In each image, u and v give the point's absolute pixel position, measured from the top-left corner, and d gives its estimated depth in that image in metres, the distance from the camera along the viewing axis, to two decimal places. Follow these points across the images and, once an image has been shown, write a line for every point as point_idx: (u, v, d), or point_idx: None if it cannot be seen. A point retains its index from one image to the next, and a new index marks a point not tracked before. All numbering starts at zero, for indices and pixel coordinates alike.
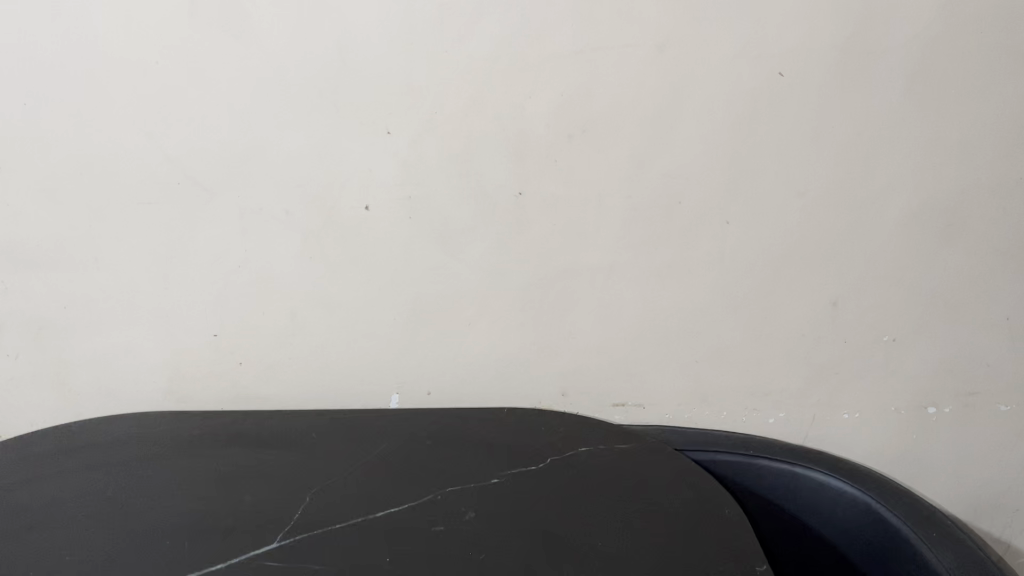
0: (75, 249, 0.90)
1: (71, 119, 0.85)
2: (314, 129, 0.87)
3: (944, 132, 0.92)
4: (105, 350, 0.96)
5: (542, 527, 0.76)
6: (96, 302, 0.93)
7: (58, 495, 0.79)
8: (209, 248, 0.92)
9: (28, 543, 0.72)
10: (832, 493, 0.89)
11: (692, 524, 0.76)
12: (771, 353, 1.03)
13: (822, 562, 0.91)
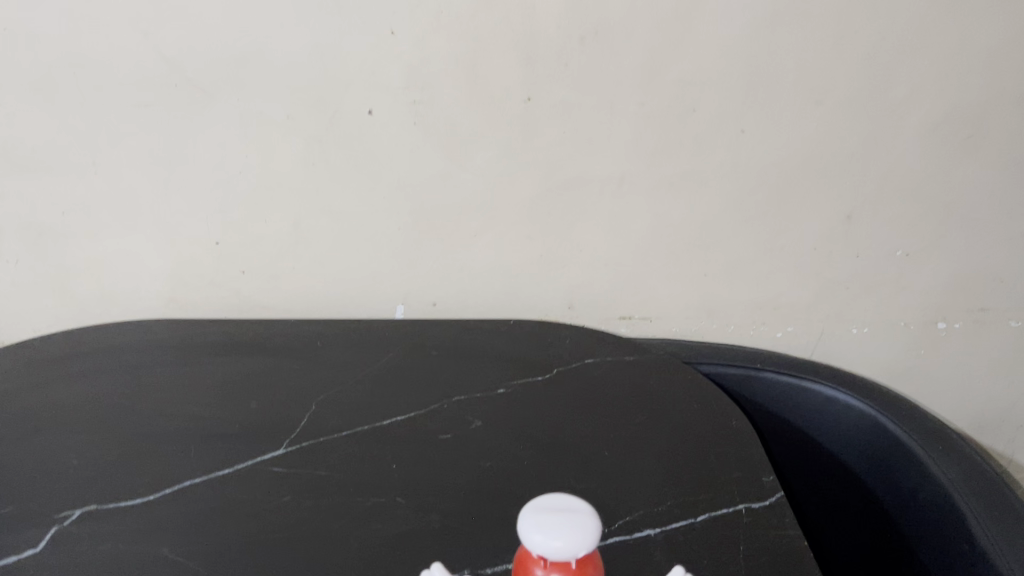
0: (72, 153, 0.88)
1: (62, 15, 0.80)
2: (314, 30, 0.83)
3: (972, 37, 0.88)
4: (106, 256, 0.95)
5: (547, 437, 0.76)
6: (95, 208, 0.92)
7: (64, 401, 0.79)
8: (208, 153, 0.89)
9: (36, 447, 0.73)
10: (838, 406, 0.88)
11: (697, 436, 0.76)
12: (781, 266, 1.02)
13: (824, 473, 0.92)
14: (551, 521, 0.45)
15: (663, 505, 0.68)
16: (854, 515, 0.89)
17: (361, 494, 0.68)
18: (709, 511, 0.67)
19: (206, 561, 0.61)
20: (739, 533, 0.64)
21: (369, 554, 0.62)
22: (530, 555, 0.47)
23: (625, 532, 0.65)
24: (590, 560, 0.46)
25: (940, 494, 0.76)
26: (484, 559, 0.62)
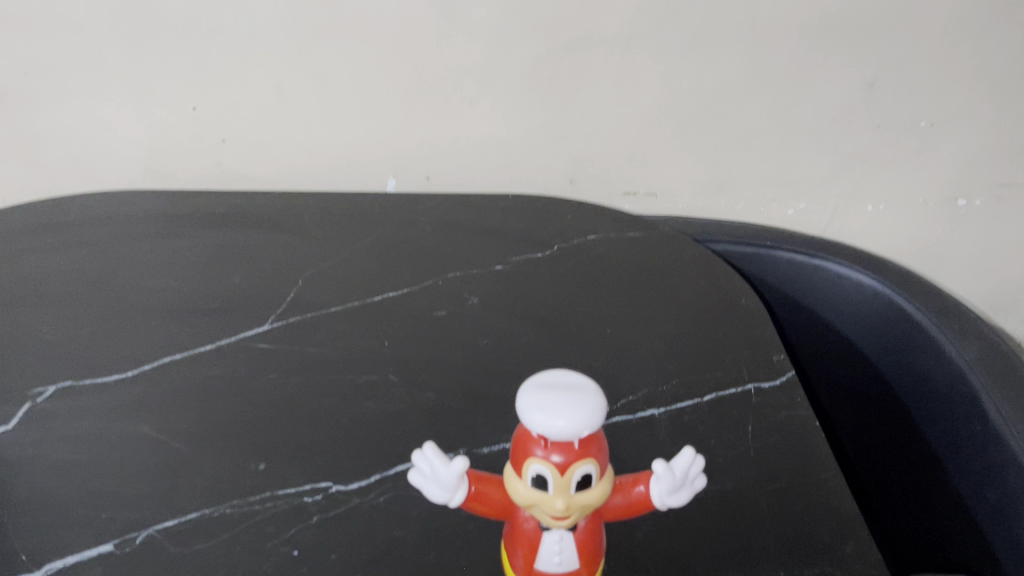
0: (29, 6, 0.81)
1: None
2: None
3: None
4: (76, 122, 0.89)
5: (547, 314, 0.72)
6: (59, 68, 0.85)
7: (36, 273, 0.75)
8: (179, 8, 0.82)
9: (7, 321, 0.69)
10: (848, 283, 0.83)
11: (705, 314, 0.73)
12: (797, 138, 0.96)
13: (827, 350, 0.88)
14: (553, 398, 0.41)
15: (668, 385, 0.65)
16: (857, 391, 0.86)
17: (351, 372, 0.65)
18: (716, 390, 0.64)
19: (189, 441, 0.59)
20: (747, 413, 0.62)
21: (360, 434, 0.60)
22: (529, 433, 0.43)
23: (627, 412, 0.62)
24: (595, 439, 0.43)
25: (955, 373, 0.72)
26: (481, 439, 0.60)
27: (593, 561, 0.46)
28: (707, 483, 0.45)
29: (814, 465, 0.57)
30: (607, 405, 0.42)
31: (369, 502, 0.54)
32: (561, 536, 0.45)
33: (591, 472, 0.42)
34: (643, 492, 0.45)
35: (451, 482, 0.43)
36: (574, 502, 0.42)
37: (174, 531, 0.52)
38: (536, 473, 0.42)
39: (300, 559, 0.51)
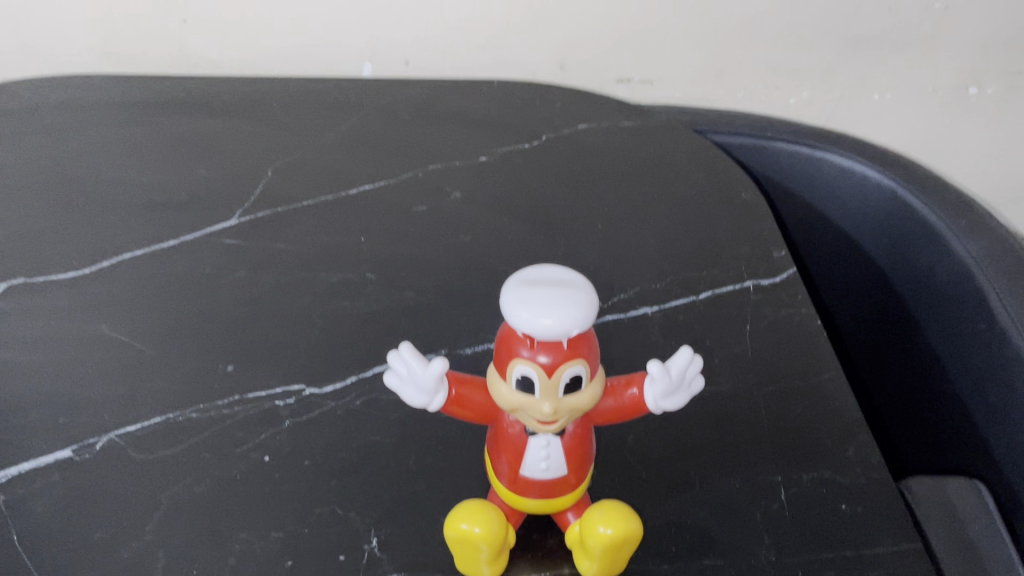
0: None
1: None
2: None
3: None
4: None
5: (535, 208, 0.68)
6: None
7: None
8: None
9: None
10: (854, 179, 0.75)
11: (703, 208, 0.68)
12: (801, 19, 0.87)
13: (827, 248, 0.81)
14: (540, 295, 0.37)
15: (662, 283, 0.61)
16: (860, 296, 0.79)
17: (324, 269, 0.61)
18: (713, 288, 0.61)
19: (151, 343, 0.55)
20: (745, 312, 0.59)
21: (334, 335, 0.56)
22: (513, 332, 0.39)
23: (619, 311, 0.59)
24: (585, 339, 0.39)
25: (961, 271, 0.66)
26: (464, 339, 0.56)
27: (581, 467, 0.43)
28: (705, 385, 0.42)
29: (814, 367, 0.54)
30: (599, 302, 0.38)
31: (344, 406, 0.51)
32: (548, 442, 0.42)
33: (581, 374, 0.39)
34: (636, 395, 0.42)
35: (431, 386, 0.40)
36: (562, 406, 0.39)
37: (137, 436, 0.49)
38: (521, 376, 0.39)
39: (273, 465, 0.48)
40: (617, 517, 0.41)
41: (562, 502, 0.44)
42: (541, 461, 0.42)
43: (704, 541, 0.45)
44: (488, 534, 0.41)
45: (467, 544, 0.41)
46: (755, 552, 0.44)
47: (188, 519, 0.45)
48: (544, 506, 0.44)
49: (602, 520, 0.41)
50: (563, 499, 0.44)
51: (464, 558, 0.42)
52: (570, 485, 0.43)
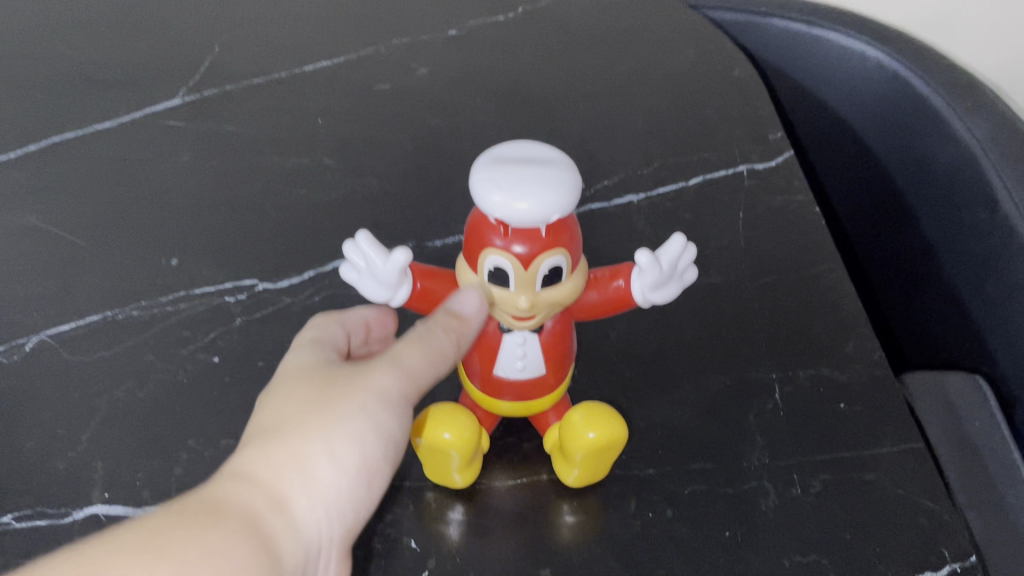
0: None
1: None
2: None
3: None
4: None
5: (511, 87, 0.62)
6: None
7: None
8: None
9: None
10: (850, 56, 0.65)
11: (693, 88, 0.62)
12: None
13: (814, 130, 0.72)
14: (515, 177, 0.32)
15: (649, 168, 0.57)
16: (851, 190, 0.70)
17: (280, 154, 0.55)
18: (704, 174, 0.56)
19: (88, 235, 0.50)
20: (739, 199, 0.54)
21: (291, 226, 0.51)
22: (485, 218, 0.35)
23: (602, 200, 0.55)
24: (566, 225, 0.34)
25: (960, 157, 0.58)
26: (434, 230, 0.52)
27: (560, 368, 0.39)
28: (699, 278, 0.37)
29: (812, 258, 0.50)
30: (582, 184, 0.33)
31: (303, 302, 0.47)
32: (524, 340, 0.37)
33: (561, 265, 0.34)
34: (623, 289, 0.37)
35: (394, 277, 0.35)
36: (540, 301, 0.35)
37: (73, 338, 0.45)
38: (494, 268, 0.35)
39: (222, 367, 0.44)
40: (601, 422, 0.37)
41: (539, 405, 0.40)
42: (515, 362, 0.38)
43: (694, 444, 0.42)
44: (460, 438, 0.37)
45: (437, 452, 0.37)
46: (747, 455, 0.41)
47: (130, 425, 0.41)
48: (520, 409, 0.40)
49: (585, 425, 0.37)
50: (541, 401, 0.40)
51: (433, 465, 0.39)
52: (548, 386, 0.39)
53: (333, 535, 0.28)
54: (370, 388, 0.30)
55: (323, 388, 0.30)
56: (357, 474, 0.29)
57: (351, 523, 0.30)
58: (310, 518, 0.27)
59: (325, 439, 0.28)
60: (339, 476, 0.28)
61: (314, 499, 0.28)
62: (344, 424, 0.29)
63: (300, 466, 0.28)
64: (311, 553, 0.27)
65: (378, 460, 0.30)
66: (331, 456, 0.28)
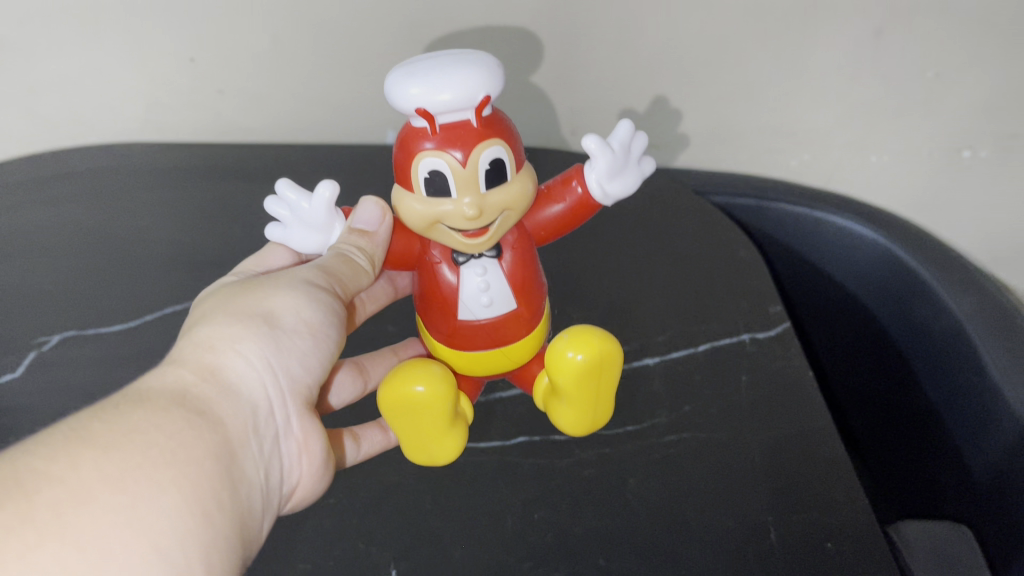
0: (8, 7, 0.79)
1: None
2: None
3: None
4: (67, 91, 0.88)
5: (550, 266, 0.76)
6: (28, 43, 0.82)
7: (60, 262, 0.81)
8: None
9: (38, 284, 0.79)
10: (851, 238, 0.82)
11: (704, 265, 0.73)
12: (803, 86, 0.92)
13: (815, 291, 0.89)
14: (430, 70, 0.44)
15: (664, 335, 0.67)
16: (858, 354, 0.85)
17: None
18: (711, 340, 0.65)
19: None
20: (743, 363, 0.63)
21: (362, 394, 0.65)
22: (416, 132, 0.47)
23: (623, 362, 0.65)
24: (489, 127, 0.47)
25: (949, 326, 0.71)
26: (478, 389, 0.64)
27: (533, 294, 0.54)
28: (653, 169, 0.53)
29: (808, 411, 0.58)
30: (499, 77, 0.46)
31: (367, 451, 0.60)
32: (484, 268, 0.52)
33: (490, 161, 0.47)
34: (583, 193, 0.52)
35: (323, 215, 0.51)
36: (481, 202, 0.47)
37: None
38: (432, 175, 0.47)
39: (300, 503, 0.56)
40: (581, 339, 0.51)
41: (517, 341, 0.54)
42: (482, 297, 0.52)
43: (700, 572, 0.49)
44: (434, 395, 0.50)
45: (437, 401, 0.50)
46: None
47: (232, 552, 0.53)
48: (494, 343, 0.54)
49: (570, 346, 0.51)
50: (513, 335, 0.54)
51: (425, 419, 0.51)
52: (514, 315, 0.53)
53: (273, 389, 0.45)
54: (277, 288, 0.48)
55: (248, 290, 0.48)
56: (296, 340, 0.47)
57: (294, 383, 0.47)
58: (252, 377, 0.44)
59: (244, 322, 0.46)
60: (268, 345, 0.46)
61: (244, 364, 0.44)
62: (276, 310, 0.47)
63: (232, 340, 0.44)
64: (259, 410, 0.44)
65: (315, 329, 0.49)
66: (264, 326, 0.46)
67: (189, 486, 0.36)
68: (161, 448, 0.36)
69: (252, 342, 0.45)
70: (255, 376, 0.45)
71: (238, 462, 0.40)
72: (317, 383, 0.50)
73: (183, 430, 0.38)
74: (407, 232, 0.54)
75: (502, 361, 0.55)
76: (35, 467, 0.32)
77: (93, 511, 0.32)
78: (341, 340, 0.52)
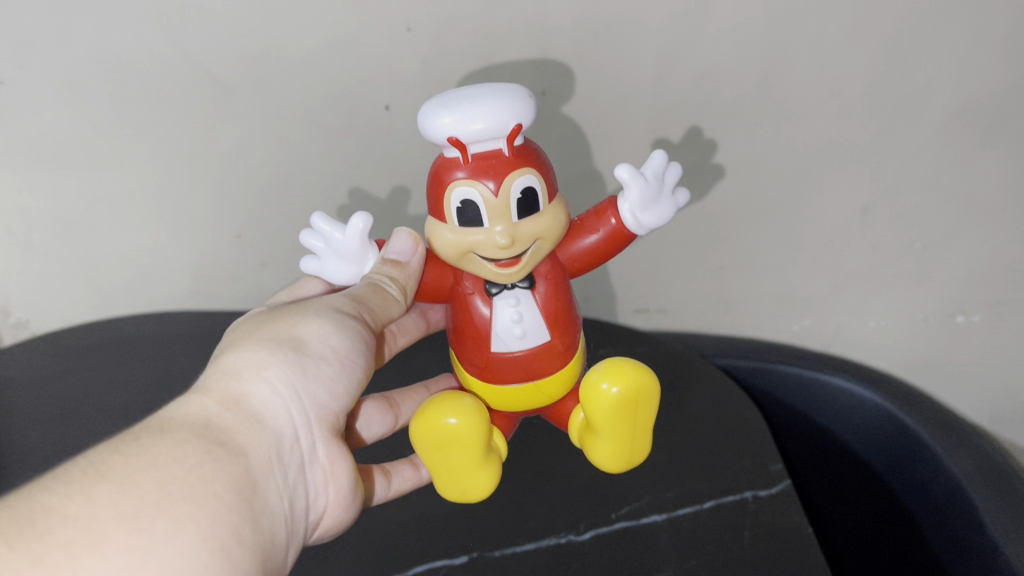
0: (83, 190, 0.89)
1: (10, 50, 0.77)
2: (316, 32, 0.76)
3: (1008, 26, 0.79)
4: (126, 262, 0.97)
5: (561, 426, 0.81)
6: (98, 221, 0.92)
7: (108, 415, 0.87)
8: (208, 145, 0.85)
9: (87, 435, 0.84)
10: (855, 400, 0.87)
11: (710, 424, 0.78)
12: (800, 258, 0.99)
13: (815, 444, 0.93)
14: (462, 104, 0.54)
15: (671, 492, 0.70)
16: (865, 510, 0.88)
17: None
18: (716, 498, 0.69)
19: None
20: (745, 520, 0.66)
21: (385, 546, 0.69)
22: (453, 162, 0.57)
23: (632, 518, 0.68)
24: (517, 159, 0.57)
25: (951, 484, 0.75)
26: (494, 543, 0.68)
27: (564, 325, 0.64)
28: (685, 199, 0.63)
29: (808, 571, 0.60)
30: (526, 112, 0.56)
31: None
32: (517, 300, 0.63)
33: (518, 192, 0.57)
34: (616, 224, 0.62)
35: (356, 245, 0.62)
36: (512, 230, 0.57)
37: None
38: (467, 203, 0.57)
39: None
40: (614, 371, 0.61)
41: (551, 375, 0.65)
42: (516, 328, 0.62)
43: None
44: (465, 425, 0.60)
45: (468, 432, 0.60)
46: None
47: None
48: (524, 374, 0.64)
49: (602, 377, 0.61)
50: (542, 367, 0.64)
51: (459, 449, 0.61)
52: (543, 349, 0.64)
53: (296, 414, 0.53)
54: (299, 322, 0.57)
55: (277, 320, 0.57)
56: (324, 365, 0.56)
57: (320, 407, 0.55)
58: (277, 403, 0.52)
59: (268, 351, 0.53)
60: (294, 371, 0.54)
61: (268, 393, 0.52)
62: (305, 338, 0.56)
63: (260, 367, 0.52)
64: (281, 436, 0.51)
65: (342, 357, 0.57)
66: (292, 353, 0.54)
67: (208, 522, 0.42)
68: (179, 484, 0.42)
69: (278, 369, 0.53)
70: (280, 403, 0.52)
71: (260, 492, 0.47)
72: (342, 409, 0.58)
73: (203, 463, 0.44)
74: (439, 267, 0.65)
75: (536, 393, 0.65)
76: (50, 504, 0.38)
77: (111, 548, 0.37)
78: (366, 367, 0.60)
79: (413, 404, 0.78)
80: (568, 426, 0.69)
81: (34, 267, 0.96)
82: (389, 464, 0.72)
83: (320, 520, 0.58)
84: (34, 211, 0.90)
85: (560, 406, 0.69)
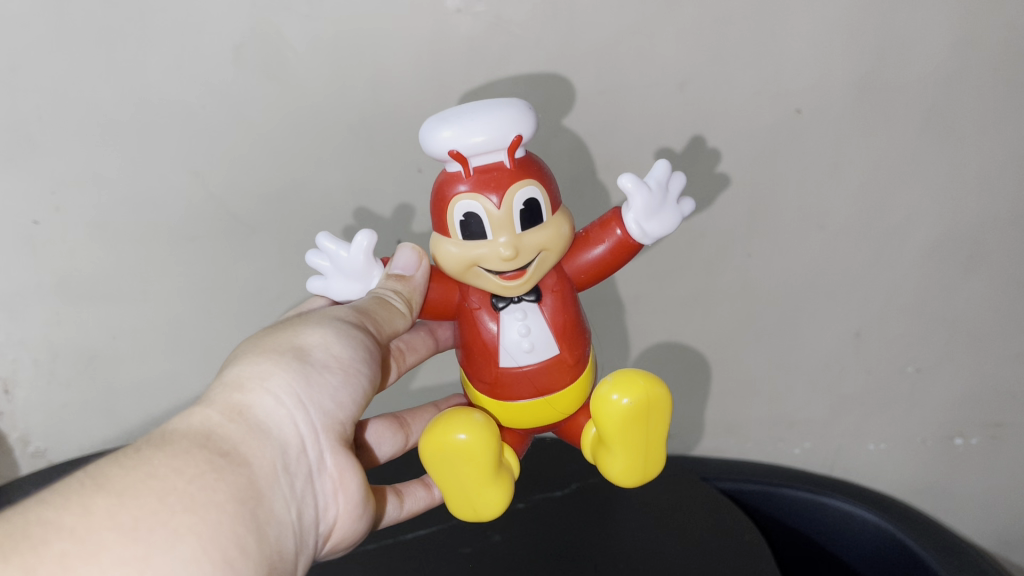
0: (108, 322, 0.93)
1: (51, 194, 0.83)
2: (337, 175, 0.82)
3: (979, 164, 0.85)
4: (144, 390, 1.00)
5: (563, 549, 0.82)
6: (120, 350, 0.96)
7: None
8: (229, 280, 0.90)
9: None
10: (858, 521, 0.89)
11: (714, 550, 0.80)
12: (797, 381, 1.02)
13: (812, 567, 0.93)
14: (461, 117, 0.57)
15: None
16: None
17: None
18: None
19: None
20: None
21: None
22: (455, 176, 0.60)
23: None
24: (519, 170, 0.59)
25: None
26: None
27: (573, 338, 0.65)
28: (689, 208, 0.65)
29: None
30: (525, 125, 0.58)
31: None
32: (524, 313, 0.64)
33: (523, 200, 0.59)
34: (621, 235, 0.64)
35: (361, 262, 0.64)
36: (515, 241, 0.59)
37: None
38: (472, 216, 0.59)
39: None
40: (627, 383, 0.62)
41: (561, 394, 0.65)
42: (523, 342, 0.64)
43: None
44: (477, 442, 0.60)
45: (477, 446, 0.61)
46: None
47: None
48: (535, 389, 0.65)
49: (613, 389, 0.62)
50: (554, 380, 0.65)
51: (471, 465, 0.62)
52: (553, 360, 0.64)
53: (300, 422, 0.54)
54: (304, 332, 0.58)
55: (283, 330, 0.59)
56: (330, 373, 0.57)
57: (329, 413, 0.57)
58: (280, 412, 0.54)
59: (271, 362, 0.55)
60: (299, 380, 0.55)
61: (271, 402, 0.53)
62: (310, 347, 0.57)
63: (263, 378, 0.54)
64: (285, 444, 0.53)
65: (348, 365, 0.58)
66: (297, 361, 0.56)
67: (205, 530, 0.44)
68: (175, 493, 0.44)
69: (281, 379, 0.54)
70: (284, 412, 0.54)
71: (263, 501, 0.49)
72: (352, 417, 0.59)
73: (200, 473, 0.46)
74: (445, 283, 0.66)
75: (547, 409, 0.66)
76: (45, 518, 0.41)
77: (101, 557, 0.40)
78: (374, 377, 0.61)
79: (423, 423, 0.80)
80: (580, 442, 0.69)
81: (55, 396, 0.99)
82: (401, 484, 0.74)
83: (332, 533, 0.59)
84: (61, 342, 0.94)
85: (571, 421, 0.69)
